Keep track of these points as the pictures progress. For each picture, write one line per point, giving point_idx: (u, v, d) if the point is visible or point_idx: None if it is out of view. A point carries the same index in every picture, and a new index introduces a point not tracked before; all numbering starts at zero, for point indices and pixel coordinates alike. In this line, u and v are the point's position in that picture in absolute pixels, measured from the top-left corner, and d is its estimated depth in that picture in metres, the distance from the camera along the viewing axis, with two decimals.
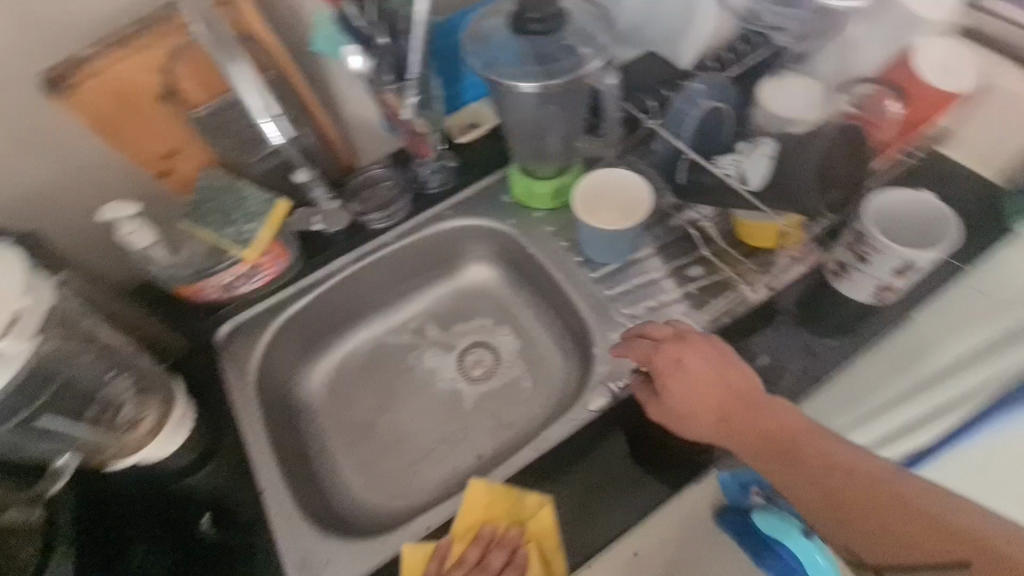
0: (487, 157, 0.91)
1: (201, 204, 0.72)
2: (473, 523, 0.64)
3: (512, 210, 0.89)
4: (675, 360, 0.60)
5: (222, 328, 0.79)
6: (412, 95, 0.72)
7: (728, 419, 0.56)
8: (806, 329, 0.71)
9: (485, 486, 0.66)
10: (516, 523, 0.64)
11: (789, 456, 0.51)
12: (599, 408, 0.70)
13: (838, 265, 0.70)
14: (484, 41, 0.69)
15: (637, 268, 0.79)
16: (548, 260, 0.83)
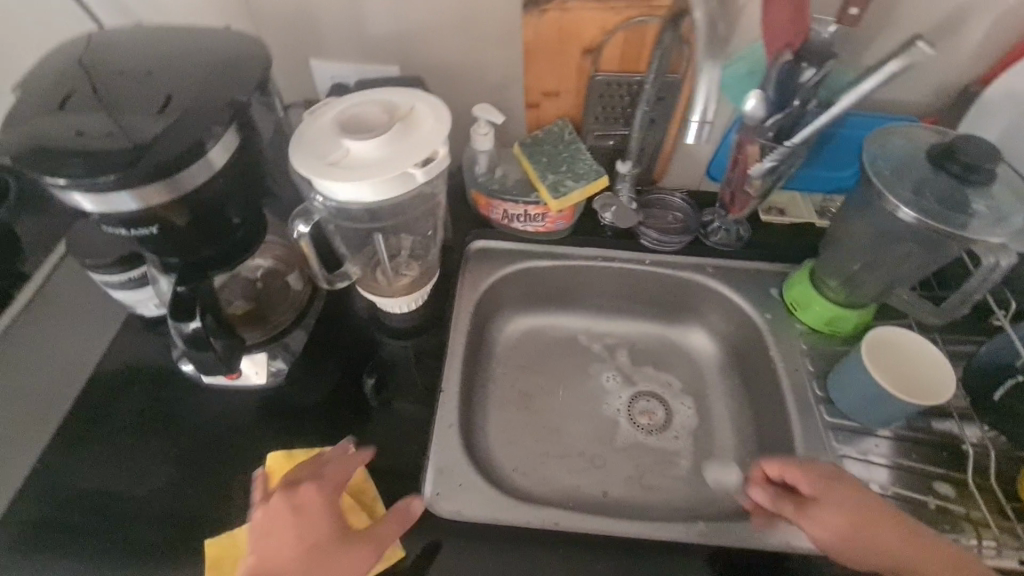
0: (780, 247, 0.89)
1: (541, 143, 0.79)
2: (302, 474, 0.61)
3: (775, 307, 0.85)
4: (826, 484, 0.61)
5: (477, 243, 0.88)
6: (776, 157, 0.71)
7: (864, 531, 0.58)
8: None
9: (279, 455, 0.62)
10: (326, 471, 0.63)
11: (870, 526, 0.58)
12: (764, 543, 0.65)
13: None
14: (883, 151, 0.67)
15: (876, 441, 0.72)
16: (786, 374, 0.78)
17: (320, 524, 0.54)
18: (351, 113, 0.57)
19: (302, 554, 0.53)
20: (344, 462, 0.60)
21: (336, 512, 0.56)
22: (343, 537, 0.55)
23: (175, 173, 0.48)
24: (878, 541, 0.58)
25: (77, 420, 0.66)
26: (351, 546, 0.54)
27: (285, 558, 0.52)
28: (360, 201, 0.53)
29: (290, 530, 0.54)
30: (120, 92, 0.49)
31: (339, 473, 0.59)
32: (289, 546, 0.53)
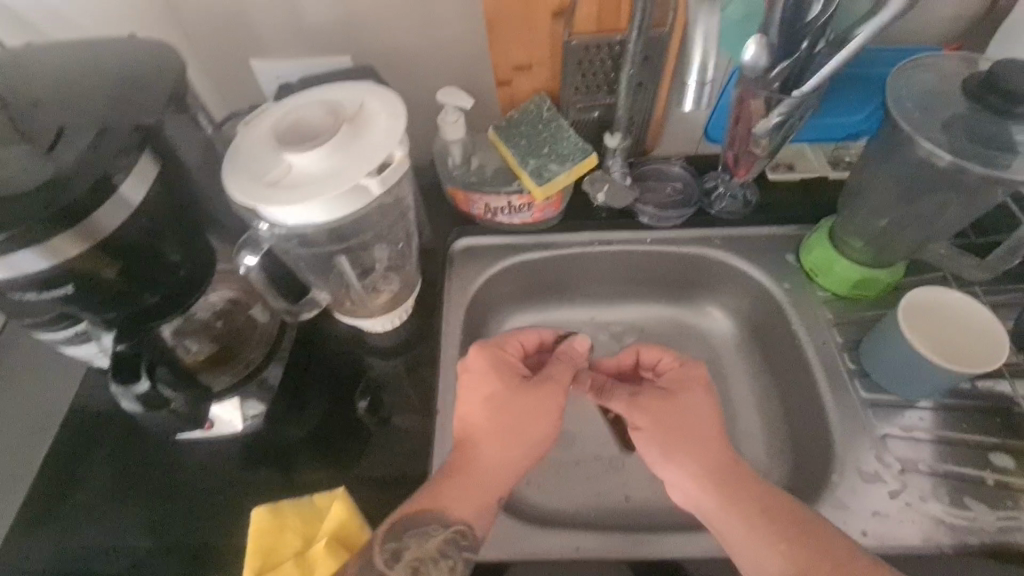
0: (792, 209, 0.81)
1: (517, 125, 0.70)
2: (283, 530, 0.56)
3: (793, 274, 0.78)
4: (681, 383, 0.62)
5: (460, 242, 0.80)
6: (783, 111, 0.63)
7: (678, 450, 0.59)
8: None
9: (261, 513, 0.57)
10: (309, 524, 0.56)
11: (666, 402, 0.61)
12: None
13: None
14: (910, 88, 0.58)
15: (920, 415, 0.65)
16: (814, 349, 0.71)
17: (511, 378, 0.61)
18: (291, 119, 0.49)
19: (499, 391, 0.60)
20: (523, 334, 0.67)
21: (512, 363, 0.63)
22: (522, 380, 0.61)
23: (84, 220, 0.41)
24: (675, 423, 0.60)
25: (42, 496, 0.60)
26: (539, 381, 0.62)
27: (475, 415, 0.59)
28: (313, 222, 0.46)
29: (480, 392, 0.60)
30: (9, 129, 0.41)
31: (506, 343, 0.64)
32: (477, 412, 0.59)
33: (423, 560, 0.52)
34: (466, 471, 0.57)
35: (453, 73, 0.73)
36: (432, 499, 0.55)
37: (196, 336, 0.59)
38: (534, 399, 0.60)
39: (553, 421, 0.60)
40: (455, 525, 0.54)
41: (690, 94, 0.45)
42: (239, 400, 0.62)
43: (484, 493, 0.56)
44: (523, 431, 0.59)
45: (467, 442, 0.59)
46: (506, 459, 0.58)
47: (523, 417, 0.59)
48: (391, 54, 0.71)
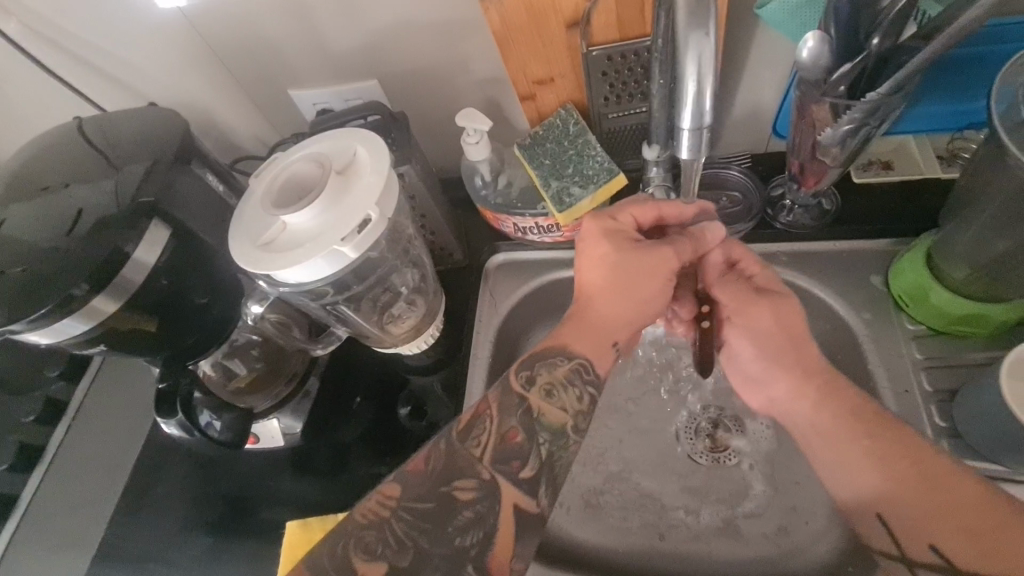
0: (883, 219, 0.67)
1: (543, 142, 0.66)
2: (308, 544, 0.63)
3: (876, 302, 0.66)
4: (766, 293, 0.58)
5: (496, 258, 0.77)
6: (854, 118, 0.51)
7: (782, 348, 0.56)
8: None
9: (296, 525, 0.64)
10: None
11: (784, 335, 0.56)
12: None
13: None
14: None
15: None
16: (892, 398, 0.61)
17: (621, 241, 0.56)
18: (294, 171, 0.50)
19: (618, 253, 0.55)
20: (639, 204, 0.58)
21: (624, 230, 0.57)
22: (639, 245, 0.56)
23: (112, 281, 0.46)
24: (787, 336, 0.56)
25: (133, 494, 0.72)
26: (647, 245, 0.56)
27: (591, 272, 0.56)
28: (306, 281, 0.47)
29: (589, 252, 0.56)
30: (52, 209, 0.48)
31: (618, 211, 0.58)
32: (591, 268, 0.56)
33: (555, 385, 0.52)
34: (583, 316, 0.55)
35: (477, 87, 0.69)
36: (555, 337, 0.55)
37: (241, 358, 0.64)
38: (640, 263, 0.55)
39: (661, 285, 0.56)
40: (578, 358, 0.53)
41: (683, 140, 0.41)
42: (276, 419, 0.68)
43: (605, 337, 0.54)
44: (634, 283, 0.55)
45: (583, 293, 0.56)
46: (623, 316, 0.55)
47: (636, 276, 0.55)
48: (412, 75, 0.69)
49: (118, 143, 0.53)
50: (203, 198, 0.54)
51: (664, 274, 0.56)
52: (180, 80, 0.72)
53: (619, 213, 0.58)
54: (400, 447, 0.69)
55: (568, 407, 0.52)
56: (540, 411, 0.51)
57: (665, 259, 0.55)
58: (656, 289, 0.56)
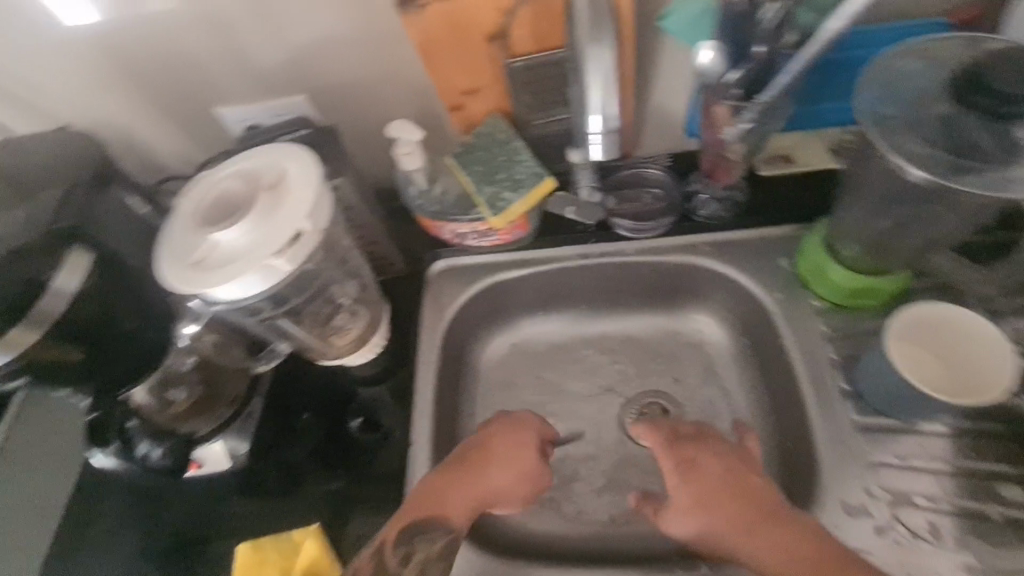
0: (787, 206, 0.74)
1: (474, 149, 0.68)
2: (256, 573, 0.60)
3: (786, 283, 0.71)
4: (729, 472, 0.60)
5: (437, 264, 0.78)
6: (752, 117, 0.57)
7: (713, 503, 0.59)
8: None
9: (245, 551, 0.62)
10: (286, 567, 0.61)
11: (685, 464, 0.63)
12: None
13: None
14: (902, 85, 0.51)
15: (921, 441, 0.60)
16: (803, 368, 0.66)
17: (525, 444, 0.64)
18: (221, 190, 0.50)
19: (518, 446, 0.64)
20: (524, 423, 0.66)
21: (527, 427, 0.65)
22: (533, 446, 0.64)
23: (32, 314, 0.44)
24: (708, 491, 0.60)
25: None
26: (540, 449, 0.65)
27: (493, 450, 0.63)
28: (239, 297, 0.47)
29: (500, 435, 0.64)
30: None
31: (520, 418, 0.66)
32: (501, 450, 0.63)
33: (429, 561, 0.55)
34: (474, 484, 0.60)
35: (406, 98, 0.71)
36: (440, 506, 0.58)
37: (176, 384, 0.61)
38: (527, 461, 0.63)
39: (527, 493, 0.63)
40: (451, 527, 0.57)
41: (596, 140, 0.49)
42: (220, 443, 0.67)
43: (480, 505, 0.59)
44: (521, 473, 0.63)
45: (484, 454, 0.62)
46: (505, 487, 0.61)
47: (518, 462, 0.63)
48: (340, 89, 0.70)
49: (28, 170, 0.52)
50: (126, 223, 0.53)
51: (539, 471, 0.64)
52: (99, 106, 0.70)
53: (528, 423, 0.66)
54: (350, 457, 0.69)
55: None
56: None
57: (536, 459, 0.64)
58: (523, 488, 0.63)
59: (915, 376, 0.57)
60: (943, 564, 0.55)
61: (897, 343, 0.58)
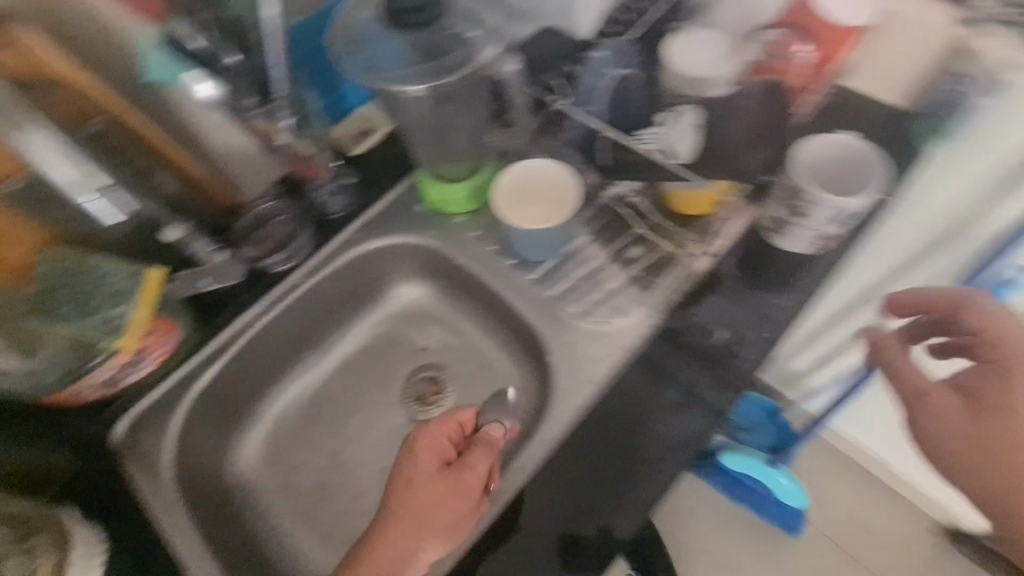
0: (390, 167, 0.82)
1: (53, 292, 0.63)
2: None
3: (431, 220, 0.80)
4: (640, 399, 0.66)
5: (118, 428, 0.68)
6: (285, 111, 0.65)
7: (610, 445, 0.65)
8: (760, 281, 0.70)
9: None
10: None
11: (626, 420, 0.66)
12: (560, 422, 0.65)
13: (773, 221, 0.65)
14: (376, 43, 0.59)
15: (579, 262, 0.73)
16: (481, 270, 0.77)
17: (431, 476, 0.58)
18: None
19: (432, 482, 0.58)
20: (445, 425, 0.61)
21: (442, 450, 0.60)
22: (444, 470, 0.59)
23: None
24: (622, 446, 0.65)
25: None
26: (460, 468, 0.59)
27: (408, 503, 0.57)
28: None
29: (408, 480, 0.58)
30: None
31: (433, 434, 0.61)
32: (413, 499, 0.57)
33: None
34: (393, 551, 0.55)
35: None
36: None
37: None
38: (452, 492, 0.58)
39: (461, 518, 0.58)
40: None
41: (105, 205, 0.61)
42: None
43: (409, 570, 0.55)
44: (434, 512, 0.57)
45: (401, 510, 0.57)
46: (433, 545, 0.56)
47: (444, 503, 0.57)
48: None
49: None
50: None
51: (461, 499, 0.58)
52: None
53: (432, 445, 0.60)
54: None
55: None
56: None
57: (467, 491, 0.58)
58: (439, 531, 0.56)
59: (532, 224, 0.67)
60: (638, 325, 0.69)
61: (509, 210, 0.67)
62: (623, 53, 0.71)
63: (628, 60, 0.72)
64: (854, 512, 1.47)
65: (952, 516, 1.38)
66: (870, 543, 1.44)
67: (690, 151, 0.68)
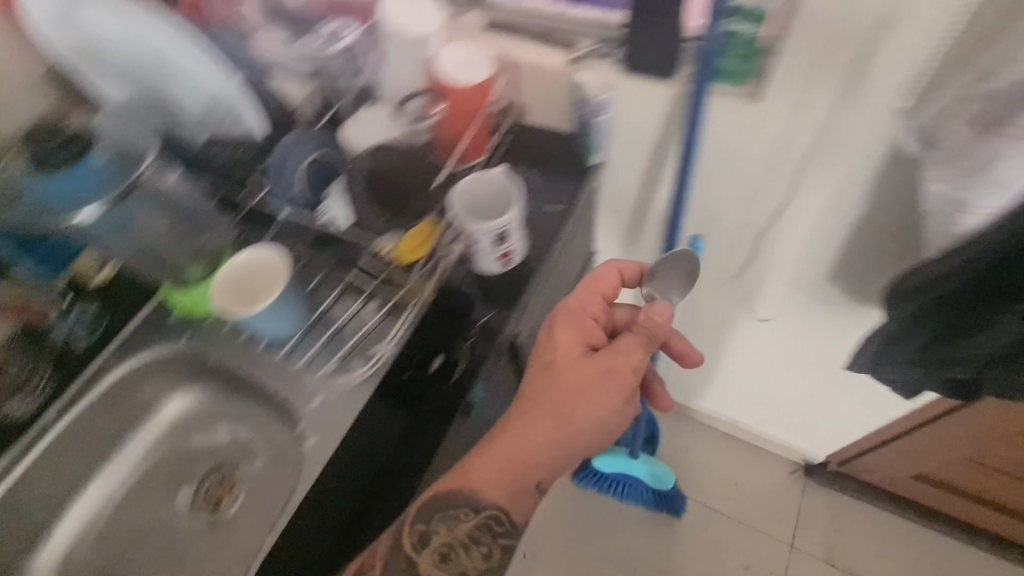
0: (136, 285, 0.85)
1: None
2: None
3: (184, 325, 0.83)
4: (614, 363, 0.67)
5: None
6: None
7: (586, 394, 0.66)
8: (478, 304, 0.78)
9: None
10: None
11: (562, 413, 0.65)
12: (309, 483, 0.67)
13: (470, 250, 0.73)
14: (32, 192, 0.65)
15: (319, 329, 0.78)
16: (235, 360, 0.80)
17: (576, 360, 0.69)
18: None
19: (587, 363, 0.68)
20: (591, 288, 0.74)
21: (591, 331, 0.72)
22: (588, 355, 0.69)
23: None
24: (583, 393, 0.66)
25: None
26: (614, 345, 0.68)
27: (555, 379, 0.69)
28: None
29: (566, 377, 0.68)
30: None
31: (582, 318, 0.72)
32: (533, 386, 0.69)
33: (436, 543, 0.64)
34: (523, 444, 0.65)
35: None
36: (467, 483, 0.64)
37: None
38: (601, 381, 0.67)
39: (604, 408, 0.66)
40: (485, 511, 0.64)
41: None
42: None
43: (511, 475, 0.64)
44: (601, 385, 0.67)
45: (545, 402, 0.67)
46: (554, 435, 0.65)
47: (597, 390, 0.66)
48: None
49: None
50: None
51: (611, 372, 0.67)
52: None
53: (572, 329, 0.72)
54: None
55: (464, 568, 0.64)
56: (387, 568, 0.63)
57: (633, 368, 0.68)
58: (614, 402, 0.67)
59: (241, 307, 0.71)
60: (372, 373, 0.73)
61: (218, 296, 0.72)
62: (313, 138, 0.78)
63: (330, 146, 0.78)
64: (730, 476, 1.58)
65: (805, 452, 1.52)
66: (751, 500, 1.55)
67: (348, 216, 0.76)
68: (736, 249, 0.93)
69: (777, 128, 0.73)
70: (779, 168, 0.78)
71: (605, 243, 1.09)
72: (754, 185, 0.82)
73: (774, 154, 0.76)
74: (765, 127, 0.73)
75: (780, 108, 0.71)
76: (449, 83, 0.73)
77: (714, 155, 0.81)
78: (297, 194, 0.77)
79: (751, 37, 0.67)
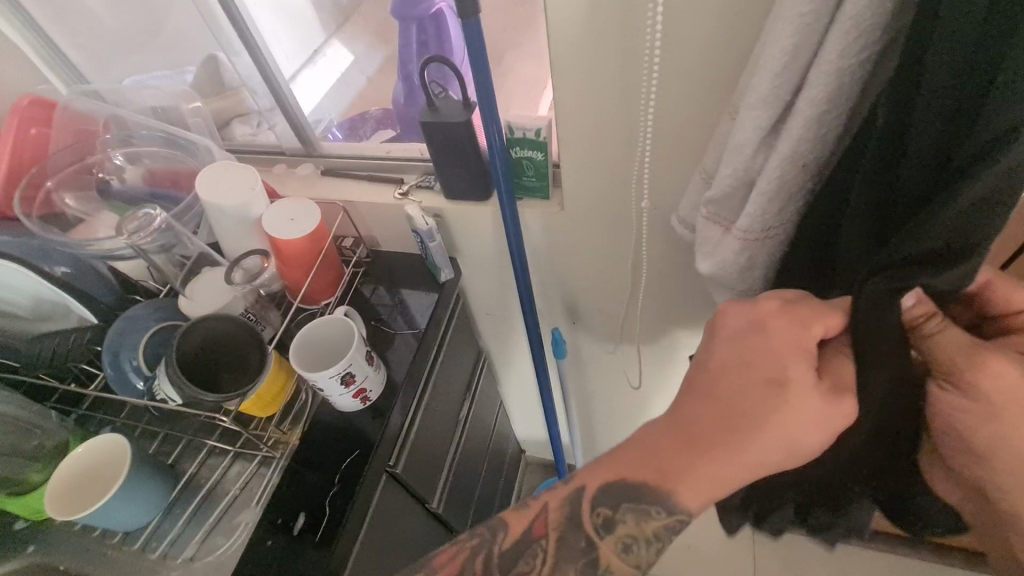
0: None
1: None
2: None
3: (30, 534, 0.76)
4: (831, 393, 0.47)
5: None
6: None
7: (783, 430, 0.47)
8: (345, 441, 0.77)
9: None
10: None
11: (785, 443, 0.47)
12: None
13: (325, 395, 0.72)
14: None
15: (178, 511, 0.74)
16: (84, 564, 0.73)
17: (809, 378, 0.47)
18: None
19: (812, 377, 0.47)
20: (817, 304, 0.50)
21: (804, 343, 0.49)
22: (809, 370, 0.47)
23: None
24: (782, 421, 0.47)
25: None
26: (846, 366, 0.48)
27: (749, 397, 0.48)
28: None
29: (790, 386, 0.47)
30: None
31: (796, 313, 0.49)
32: (733, 386, 0.49)
33: (632, 537, 0.51)
34: (732, 459, 0.47)
35: None
36: (664, 475, 0.49)
37: None
38: (835, 406, 0.47)
39: (824, 440, 0.47)
40: (680, 513, 0.49)
41: None
42: None
43: (727, 487, 0.48)
44: (819, 421, 0.47)
45: (728, 414, 0.48)
46: (769, 459, 0.47)
47: (807, 424, 0.47)
48: None
49: None
50: None
51: (842, 412, 0.47)
52: None
53: (778, 337, 0.49)
54: None
55: (643, 560, 0.51)
56: (606, 562, 0.51)
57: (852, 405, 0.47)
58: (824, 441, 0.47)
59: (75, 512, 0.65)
60: (238, 544, 0.70)
61: (48, 502, 0.66)
62: (154, 309, 0.77)
63: (174, 316, 0.78)
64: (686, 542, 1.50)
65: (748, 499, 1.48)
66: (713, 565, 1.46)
67: (177, 393, 0.66)
68: (600, 327, 0.99)
69: (587, 233, 0.81)
70: (603, 259, 0.85)
71: (487, 337, 1.15)
72: (592, 277, 0.89)
73: (594, 252, 0.84)
74: (579, 232, 0.81)
75: (583, 212, 0.78)
76: (277, 240, 0.76)
77: (547, 259, 0.87)
78: (139, 388, 0.73)
79: (540, 160, 0.74)
